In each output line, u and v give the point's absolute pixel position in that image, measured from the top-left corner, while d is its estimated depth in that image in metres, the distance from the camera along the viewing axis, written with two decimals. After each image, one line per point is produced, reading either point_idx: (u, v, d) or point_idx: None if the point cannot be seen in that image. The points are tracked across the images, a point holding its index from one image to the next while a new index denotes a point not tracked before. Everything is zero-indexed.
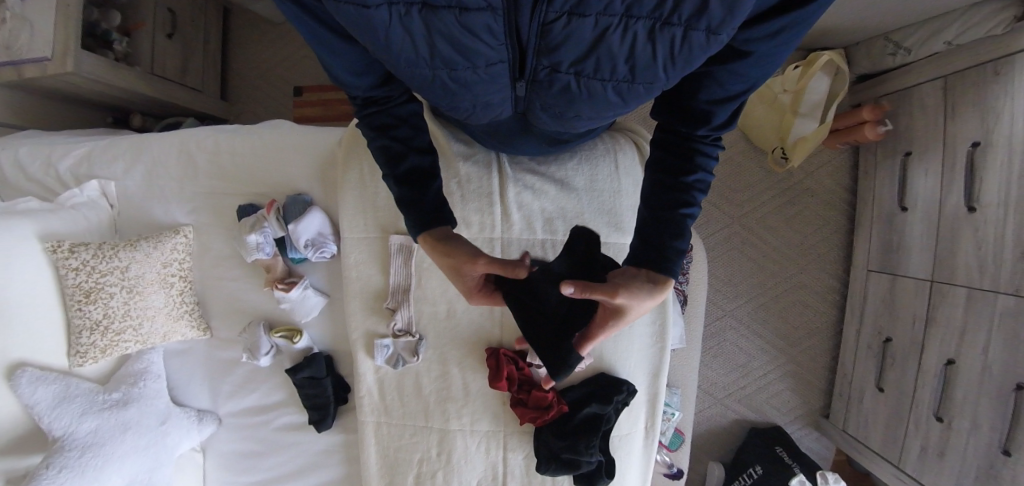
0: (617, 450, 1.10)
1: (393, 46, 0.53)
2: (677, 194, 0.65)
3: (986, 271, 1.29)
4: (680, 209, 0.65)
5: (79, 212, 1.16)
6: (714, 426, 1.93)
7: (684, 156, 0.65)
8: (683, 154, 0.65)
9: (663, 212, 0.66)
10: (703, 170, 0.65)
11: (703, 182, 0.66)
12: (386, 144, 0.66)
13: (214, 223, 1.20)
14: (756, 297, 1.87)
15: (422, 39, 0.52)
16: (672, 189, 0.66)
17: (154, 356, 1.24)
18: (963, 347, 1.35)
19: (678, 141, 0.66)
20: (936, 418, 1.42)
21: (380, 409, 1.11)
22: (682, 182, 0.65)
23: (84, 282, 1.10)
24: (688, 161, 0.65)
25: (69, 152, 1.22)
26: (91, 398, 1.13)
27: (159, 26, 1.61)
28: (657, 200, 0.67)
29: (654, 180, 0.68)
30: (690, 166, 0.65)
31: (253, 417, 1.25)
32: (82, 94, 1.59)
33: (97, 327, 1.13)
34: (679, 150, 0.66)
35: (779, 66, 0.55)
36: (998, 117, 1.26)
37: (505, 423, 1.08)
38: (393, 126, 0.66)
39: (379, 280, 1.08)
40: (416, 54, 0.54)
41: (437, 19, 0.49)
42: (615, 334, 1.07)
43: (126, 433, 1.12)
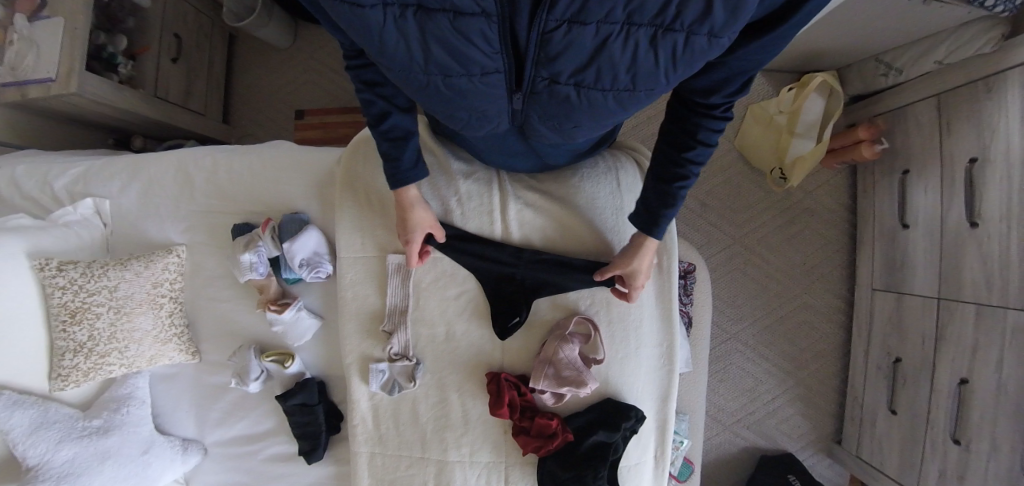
0: (626, 481, 1.02)
1: (388, 48, 0.52)
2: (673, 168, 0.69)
3: (992, 286, 1.27)
4: (675, 183, 0.69)
5: (71, 231, 1.13)
6: (723, 454, 1.85)
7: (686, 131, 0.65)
8: (686, 128, 0.65)
9: (660, 182, 0.71)
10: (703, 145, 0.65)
11: (703, 153, 0.67)
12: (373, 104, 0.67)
13: (208, 242, 1.17)
14: (762, 318, 1.83)
15: (415, 43, 0.51)
16: (670, 162, 0.69)
17: (139, 381, 1.18)
18: (975, 365, 1.32)
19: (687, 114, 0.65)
20: (953, 441, 1.37)
21: (374, 438, 1.06)
22: (680, 156, 0.67)
23: (70, 302, 1.07)
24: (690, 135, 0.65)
25: (66, 171, 1.20)
26: (71, 424, 1.07)
27: (164, 51, 1.64)
28: (656, 170, 0.71)
29: (659, 147, 0.71)
30: (691, 142, 0.66)
31: (240, 447, 1.18)
32: (82, 115, 1.59)
33: (81, 349, 1.08)
34: (685, 125, 0.65)
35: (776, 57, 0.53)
36: (994, 133, 1.27)
37: (507, 454, 1.00)
38: (380, 85, 0.66)
39: (376, 299, 1.05)
40: (410, 59, 0.54)
41: (432, 22, 0.48)
42: (622, 357, 0.99)
43: (105, 463, 1.06)
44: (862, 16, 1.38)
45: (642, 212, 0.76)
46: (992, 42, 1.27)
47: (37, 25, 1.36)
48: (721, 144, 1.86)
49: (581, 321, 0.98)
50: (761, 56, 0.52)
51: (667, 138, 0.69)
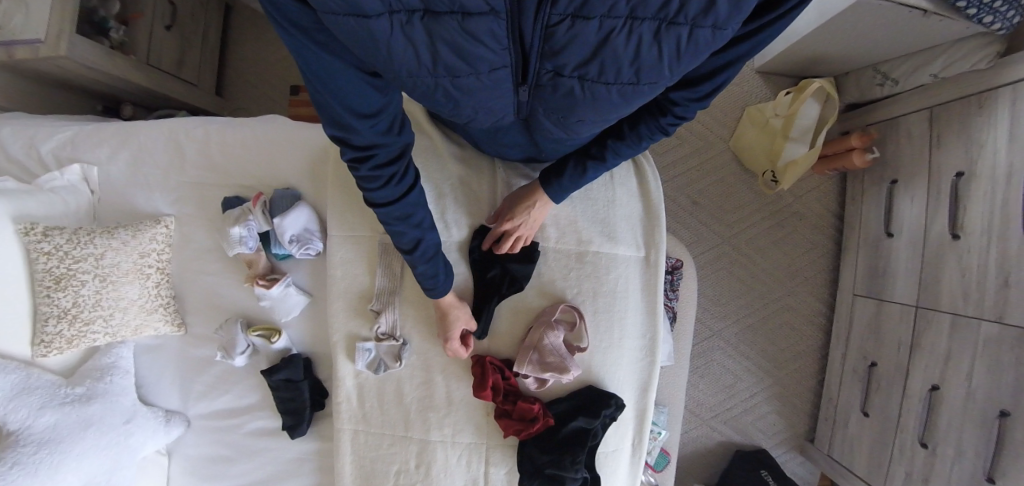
0: (603, 467, 1.02)
1: (395, 58, 0.50)
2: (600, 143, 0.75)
3: (969, 297, 1.32)
4: (589, 157, 0.77)
5: (57, 196, 1.11)
6: (700, 448, 1.90)
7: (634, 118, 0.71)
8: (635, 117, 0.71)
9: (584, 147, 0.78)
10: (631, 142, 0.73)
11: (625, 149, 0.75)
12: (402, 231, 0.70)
13: (196, 214, 1.16)
14: (744, 318, 1.87)
15: (423, 48, 0.50)
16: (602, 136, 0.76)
17: (123, 351, 1.17)
18: (948, 372, 1.36)
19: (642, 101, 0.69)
20: (921, 444, 1.42)
21: (358, 416, 1.04)
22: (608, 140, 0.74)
23: (54, 268, 1.05)
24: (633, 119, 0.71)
25: (54, 134, 1.18)
26: (52, 391, 1.07)
27: (158, 18, 1.60)
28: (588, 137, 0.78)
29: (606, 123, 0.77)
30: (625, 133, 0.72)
31: (223, 420, 1.18)
32: (72, 79, 1.55)
33: (65, 315, 1.07)
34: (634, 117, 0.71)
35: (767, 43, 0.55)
36: (982, 148, 1.31)
37: (488, 436, 1.00)
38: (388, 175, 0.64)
39: (364, 280, 1.02)
40: (417, 63, 0.52)
41: (439, 26, 0.47)
42: (604, 346, 1.00)
43: (87, 430, 1.05)
44: (862, 27, 1.39)
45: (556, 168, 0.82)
46: (986, 59, 1.29)
47: None
48: (717, 143, 1.87)
49: (568, 310, 0.99)
50: (755, 42, 0.53)
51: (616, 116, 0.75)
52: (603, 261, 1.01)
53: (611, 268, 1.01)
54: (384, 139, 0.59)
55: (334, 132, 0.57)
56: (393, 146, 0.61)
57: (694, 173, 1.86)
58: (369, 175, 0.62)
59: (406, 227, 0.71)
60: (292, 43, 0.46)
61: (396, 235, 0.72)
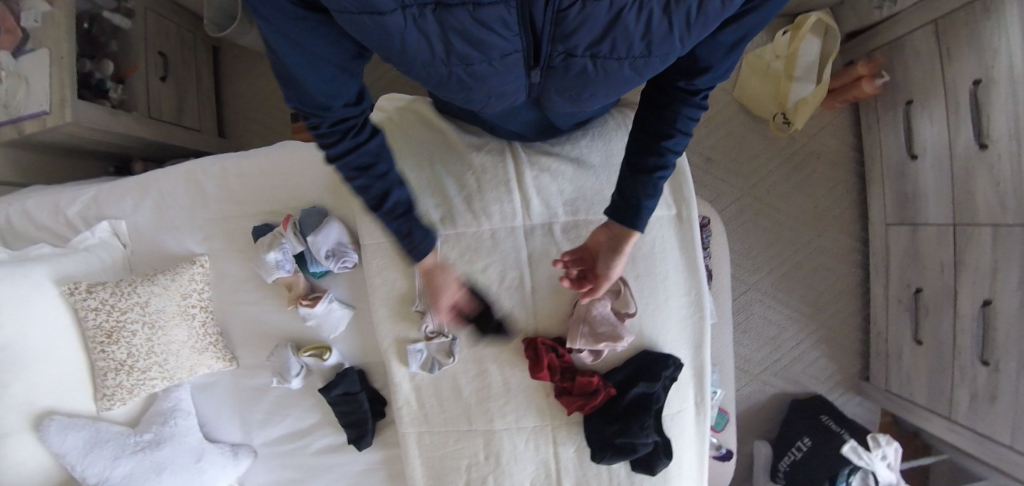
0: (671, 430, 1.02)
1: (408, 49, 0.51)
2: (652, 159, 0.68)
3: (1007, 206, 1.30)
4: (653, 172, 0.68)
5: (92, 254, 1.14)
6: (754, 404, 1.88)
7: (667, 115, 0.65)
8: (666, 113, 0.65)
9: (639, 167, 0.69)
10: (681, 134, 0.66)
11: (679, 144, 0.67)
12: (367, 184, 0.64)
13: (228, 247, 1.16)
14: (778, 267, 1.84)
15: (436, 39, 0.50)
16: (647, 151, 0.69)
17: (182, 393, 1.18)
18: (996, 286, 1.35)
19: (663, 95, 0.66)
20: (981, 362, 1.40)
21: (419, 418, 1.05)
22: (659, 145, 0.67)
23: (104, 322, 1.06)
24: (666, 116, 0.66)
25: (76, 197, 1.20)
26: (122, 441, 1.08)
27: (152, 70, 1.63)
28: (632, 160, 0.70)
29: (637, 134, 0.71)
30: (670, 130, 0.66)
31: (287, 444, 1.17)
32: (83, 145, 1.59)
33: (122, 366, 1.08)
34: (663, 115, 0.66)
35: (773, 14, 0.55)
36: (995, 54, 1.29)
37: (552, 416, 1.02)
38: (344, 135, 0.57)
39: (402, 283, 1.02)
40: (431, 53, 0.52)
41: (452, 16, 0.47)
42: (651, 309, 0.99)
43: (163, 473, 1.08)
44: None
45: (618, 204, 0.74)
46: None
47: (27, 60, 1.35)
48: (721, 96, 1.85)
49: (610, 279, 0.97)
50: (766, 9, 0.53)
51: (642, 125, 0.70)
52: None
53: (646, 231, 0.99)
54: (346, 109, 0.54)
55: (296, 87, 0.51)
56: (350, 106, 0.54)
57: (702, 130, 1.84)
58: (327, 133, 0.56)
59: (369, 180, 0.64)
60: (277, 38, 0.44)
61: (361, 188, 0.66)
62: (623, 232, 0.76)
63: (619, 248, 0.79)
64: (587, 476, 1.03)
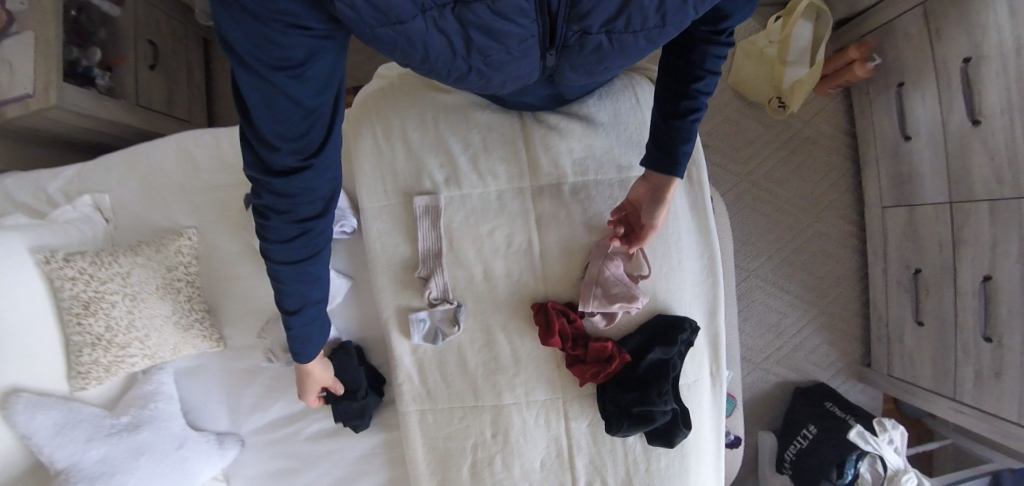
0: (688, 400, 0.98)
1: (430, 49, 0.49)
2: (684, 104, 0.66)
3: (1003, 180, 1.31)
4: (686, 117, 0.66)
5: (73, 226, 1.06)
6: (758, 394, 1.85)
7: (693, 60, 0.63)
8: (691, 57, 0.63)
9: (672, 115, 0.68)
10: (712, 74, 0.63)
11: (712, 84, 0.65)
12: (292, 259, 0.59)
13: (219, 219, 1.11)
14: (777, 253, 1.84)
15: (455, 35, 0.48)
16: (679, 97, 0.67)
17: (164, 377, 1.10)
18: (997, 260, 1.35)
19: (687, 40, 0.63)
20: (985, 339, 1.39)
21: (422, 396, 1.00)
22: (689, 89, 0.65)
23: (81, 293, 0.98)
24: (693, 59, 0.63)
25: (59, 173, 1.14)
26: (97, 423, 0.99)
27: (141, 57, 1.58)
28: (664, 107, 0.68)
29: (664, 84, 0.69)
30: (699, 73, 0.64)
31: (279, 431, 1.09)
32: (63, 133, 1.51)
33: (99, 341, 1.00)
34: (689, 60, 0.64)
35: None
36: (984, 31, 1.32)
37: (563, 389, 0.98)
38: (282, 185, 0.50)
39: (406, 248, 0.98)
40: (451, 52, 0.50)
41: (470, 12, 0.44)
42: (665, 272, 0.96)
43: (141, 459, 0.98)
44: None
45: (652, 156, 0.73)
46: None
47: (6, 40, 1.28)
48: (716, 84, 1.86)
49: None
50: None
51: (670, 73, 0.68)
52: None
53: None
54: (306, 181, 0.51)
55: (251, 139, 0.46)
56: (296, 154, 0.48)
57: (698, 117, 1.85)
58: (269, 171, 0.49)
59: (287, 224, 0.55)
60: (252, 83, 0.39)
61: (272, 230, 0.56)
62: (663, 180, 0.74)
63: (658, 198, 0.77)
64: (600, 453, 0.98)
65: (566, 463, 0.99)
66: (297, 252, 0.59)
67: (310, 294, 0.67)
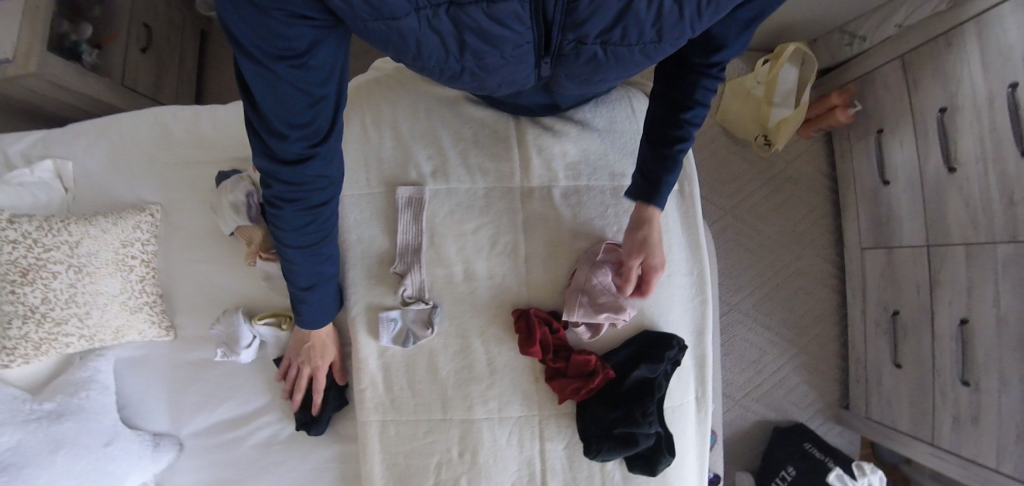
0: (673, 425, 0.92)
1: (424, 48, 0.49)
2: (672, 132, 0.69)
3: (978, 225, 1.34)
4: (675, 145, 0.69)
5: (26, 190, 0.97)
6: (736, 431, 1.79)
7: (685, 89, 0.66)
8: (683, 87, 0.66)
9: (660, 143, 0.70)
10: (701, 105, 0.66)
11: (698, 115, 0.68)
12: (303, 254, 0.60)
13: (187, 197, 1.03)
14: (758, 287, 1.83)
15: (449, 37, 0.48)
16: (668, 125, 0.69)
17: (102, 364, 0.99)
18: (974, 303, 1.36)
19: (681, 75, 0.66)
20: (962, 383, 1.39)
21: (387, 405, 0.92)
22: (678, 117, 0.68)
23: (21, 259, 0.90)
24: (683, 92, 0.66)
25: (22, 136, 1.06)
26: (15, 407, 0.89)
27: (133, 40, 1.52)
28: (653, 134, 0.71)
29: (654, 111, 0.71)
30: (687, 103, 0.66)
31: (223, 435, 0.98)
32: (30, 104, 1.43)
33: (32, 314, 0.91)
34: (679, 96, 0.67)
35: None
36: (959, 82, 1.38)
37: (539, 405, 0.91)
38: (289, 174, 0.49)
39: (383, 242, 0.92)
40: (446, 51, 0.50)
41: (465, 15, 0.44)
42: (654, 284, 0.92)
43: (56, 454, 0.87)
44: None
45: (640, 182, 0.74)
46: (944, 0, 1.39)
47: None
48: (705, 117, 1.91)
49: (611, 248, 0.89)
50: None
51: (660, 100, 0.70)
52: None
53: None
54: (318, 170, 0.50)
55: (259, 129, 0.45)
56: (304, 143, 0.46)
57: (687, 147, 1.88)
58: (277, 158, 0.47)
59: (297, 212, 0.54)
60: (261, 73, 0.38)
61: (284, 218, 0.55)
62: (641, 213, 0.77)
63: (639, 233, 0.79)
64: (576, 478, 0.91)
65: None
66: (306, 239, 0.59)
67: (323, 273, 0.66)
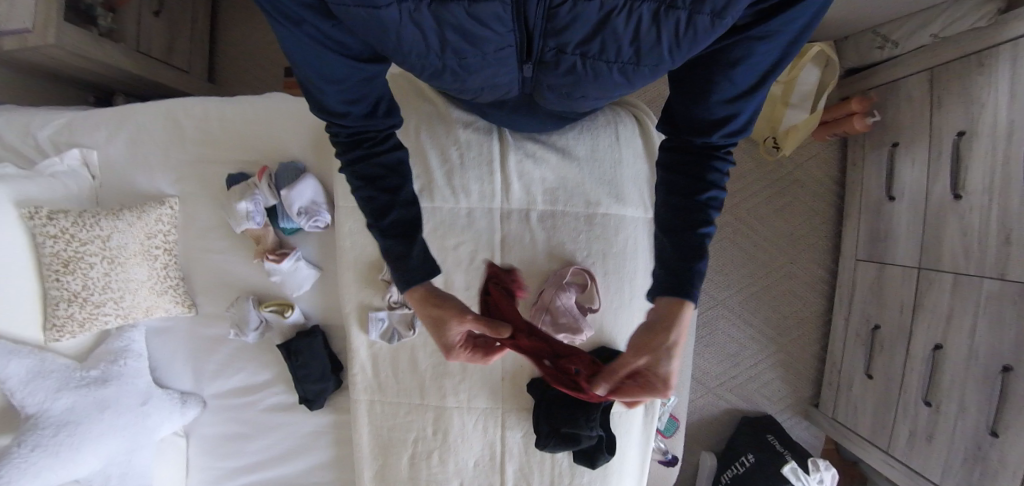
0: (617, 427, 1.06)
1: (405, 44, 0.52)
2: (692, 216, 0.63)
3: (971, 257, 1.34)
4: (698, 228, 0.63)
5: (58, 180, 1.10)
6: (706, 416, 1.93)
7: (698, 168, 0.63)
8: (697, 167, 0.63)
9: (681, 234, 0.63)
10: (717, 186, 0.63)
11: (716, 198, 0.64)
12: (371, 194, 0.64)
13: (199, 191, 1.15)
14: (747, 286, 1.88)
15: (432, 32, 0.51)
16: (686, 211, 0.64)
17: (136, 335, 1.17)
18: (950, 331, 1.40)
19: (693, 163, 0.63)
20: (924, 403, 1.45)
21: (373, 387, 1.08)
22: (695, 202, 0.63)
23: (62, 250, 1.03)
24: (695, 180, 0.63)
25: (49, 121, 1.17)
26: (68, 374, 1.05)
27: (145, 3, 1.57)
28: (669, 222, 0.65)
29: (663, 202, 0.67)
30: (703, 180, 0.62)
31: (237, 398, 1.19)
32: (62, 69, 1.53)
33: (75, 298, 1.06)
34: (693, 171, 0.63)
35: (782, 47, 0.53)
36: (982, 108, 1.32)
37: (503, 400, 1.06)
38: (356, 151, 0.62)
39: (374, 250, 1.03)
40: (426, 46, 0.54)
41: (447, 12, 0.48)
42: (615, 306, 1.01)
43: (105, 412, 1.04)
44: None
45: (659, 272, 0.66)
46: (986, 16, 1.30)
47: None
48: None
49: (578, 272, 0.98)
50: (773, 41, 0.52)
51: (667, 195, 0.67)
52: (611, 223, 1.01)
53: (620, 229, 1.01)
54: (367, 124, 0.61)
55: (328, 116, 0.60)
56: (358, 113, 0.59)
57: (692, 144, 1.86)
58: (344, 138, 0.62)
59: (369, 184, 0.64)
60: (290, 39, 0.49)
61: (365, 201, 0.66)
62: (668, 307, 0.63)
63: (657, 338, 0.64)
64: (530, 462, 1.06)
65: (496, 466, 1.07)
66: (388, 215, 0.66)
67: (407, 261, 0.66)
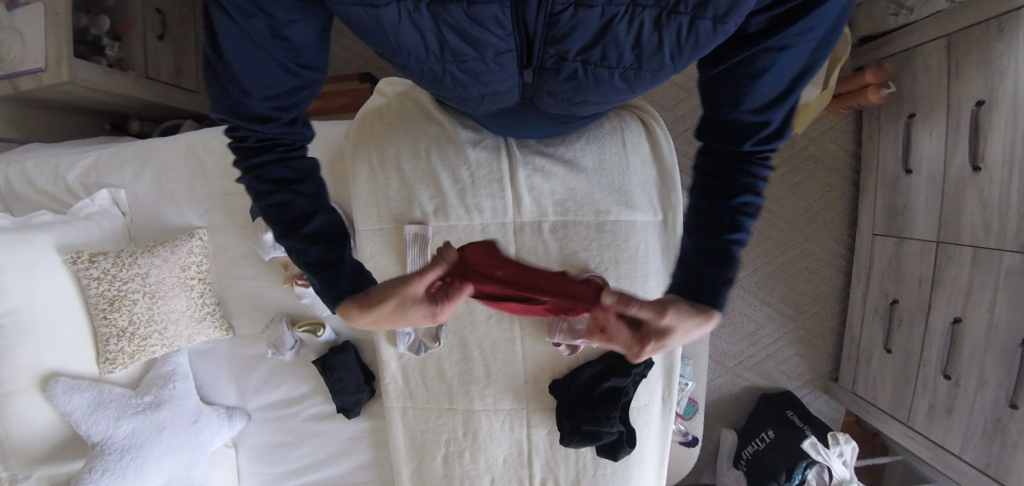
0: (637, 420, 1.11)
1: (404, 47, 0.50)
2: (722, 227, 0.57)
3: (990, 229, 1.32)
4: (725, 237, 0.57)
5: (93, 222, 1.19)
6: (726, 394, 1.98)
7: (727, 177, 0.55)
8: (726, 175, 0.55)
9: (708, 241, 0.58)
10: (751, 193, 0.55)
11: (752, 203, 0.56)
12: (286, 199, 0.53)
13: (226, 223, 1.23)
14: (762, 266, 1.89)
15: (430, 35, 0.48)
16: (714, 218, 0.57)
17: (179, 358, 1.25)
18: (969, 305, 1.39)
19: (722, 165, 0.56)
20: (944, 376, 1.46)
21: (405, 394, 1.14)
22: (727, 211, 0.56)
23: (106, 291, 1.12)
24: (729, 185, 0.55)
25: (75, 163, 1.23)
26: (125, 402, 1.15)
27: (149, 27, 1.60)
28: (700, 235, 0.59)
29: (695, 207, 0.60)
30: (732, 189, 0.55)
31: (280, 410, 1.28)
32: (78, 102, 1.58)
33: (123, 333, 1.14)
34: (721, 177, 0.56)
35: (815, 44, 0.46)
36: (1002, 76, 1.27)
37: (527, 402, 1.11)
38: (274, 159, 0.52)
39: (396, 269, 1.07)
40: (425, 50, 0.50)
41: (446, 12, 0.45)
42: None
43: (161, 433, 1.15)
44: None
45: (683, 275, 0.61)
46: None
47: (18, 12, 1.32)
48: None
49: None
50: (793, 52, 0.45)
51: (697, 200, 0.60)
52: (622, 229, 1.03)
53: (631, 234, 1.03)
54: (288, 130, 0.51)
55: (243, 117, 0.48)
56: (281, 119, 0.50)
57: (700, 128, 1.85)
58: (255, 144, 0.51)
59: (287, 195, 0.54)
60: (234, 37, 0.40)
61: (276, 209, 0.54)
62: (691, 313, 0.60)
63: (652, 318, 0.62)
64: (557, 457, 1.12)
65: (525, 462, 1.13)
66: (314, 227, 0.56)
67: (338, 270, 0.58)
